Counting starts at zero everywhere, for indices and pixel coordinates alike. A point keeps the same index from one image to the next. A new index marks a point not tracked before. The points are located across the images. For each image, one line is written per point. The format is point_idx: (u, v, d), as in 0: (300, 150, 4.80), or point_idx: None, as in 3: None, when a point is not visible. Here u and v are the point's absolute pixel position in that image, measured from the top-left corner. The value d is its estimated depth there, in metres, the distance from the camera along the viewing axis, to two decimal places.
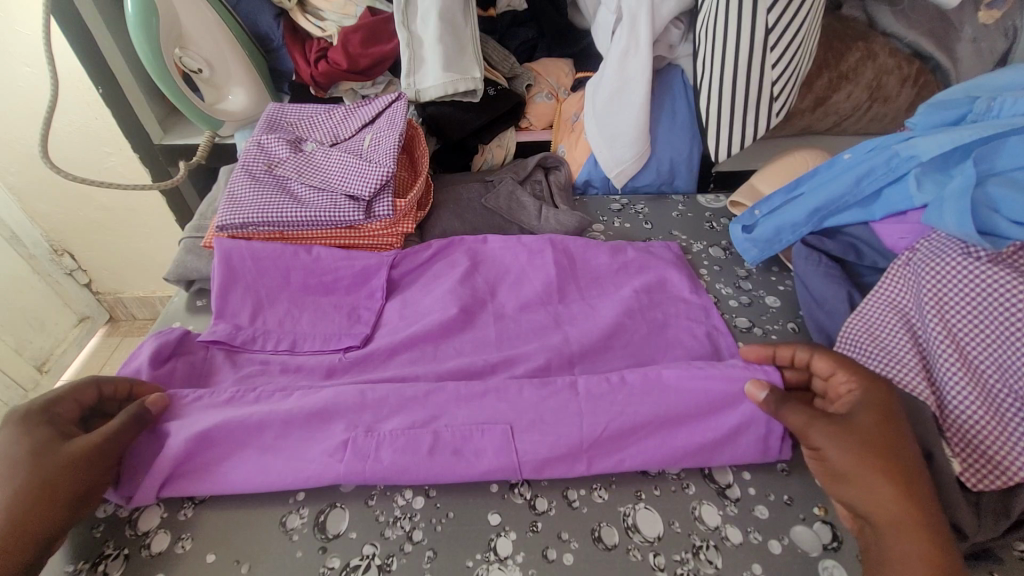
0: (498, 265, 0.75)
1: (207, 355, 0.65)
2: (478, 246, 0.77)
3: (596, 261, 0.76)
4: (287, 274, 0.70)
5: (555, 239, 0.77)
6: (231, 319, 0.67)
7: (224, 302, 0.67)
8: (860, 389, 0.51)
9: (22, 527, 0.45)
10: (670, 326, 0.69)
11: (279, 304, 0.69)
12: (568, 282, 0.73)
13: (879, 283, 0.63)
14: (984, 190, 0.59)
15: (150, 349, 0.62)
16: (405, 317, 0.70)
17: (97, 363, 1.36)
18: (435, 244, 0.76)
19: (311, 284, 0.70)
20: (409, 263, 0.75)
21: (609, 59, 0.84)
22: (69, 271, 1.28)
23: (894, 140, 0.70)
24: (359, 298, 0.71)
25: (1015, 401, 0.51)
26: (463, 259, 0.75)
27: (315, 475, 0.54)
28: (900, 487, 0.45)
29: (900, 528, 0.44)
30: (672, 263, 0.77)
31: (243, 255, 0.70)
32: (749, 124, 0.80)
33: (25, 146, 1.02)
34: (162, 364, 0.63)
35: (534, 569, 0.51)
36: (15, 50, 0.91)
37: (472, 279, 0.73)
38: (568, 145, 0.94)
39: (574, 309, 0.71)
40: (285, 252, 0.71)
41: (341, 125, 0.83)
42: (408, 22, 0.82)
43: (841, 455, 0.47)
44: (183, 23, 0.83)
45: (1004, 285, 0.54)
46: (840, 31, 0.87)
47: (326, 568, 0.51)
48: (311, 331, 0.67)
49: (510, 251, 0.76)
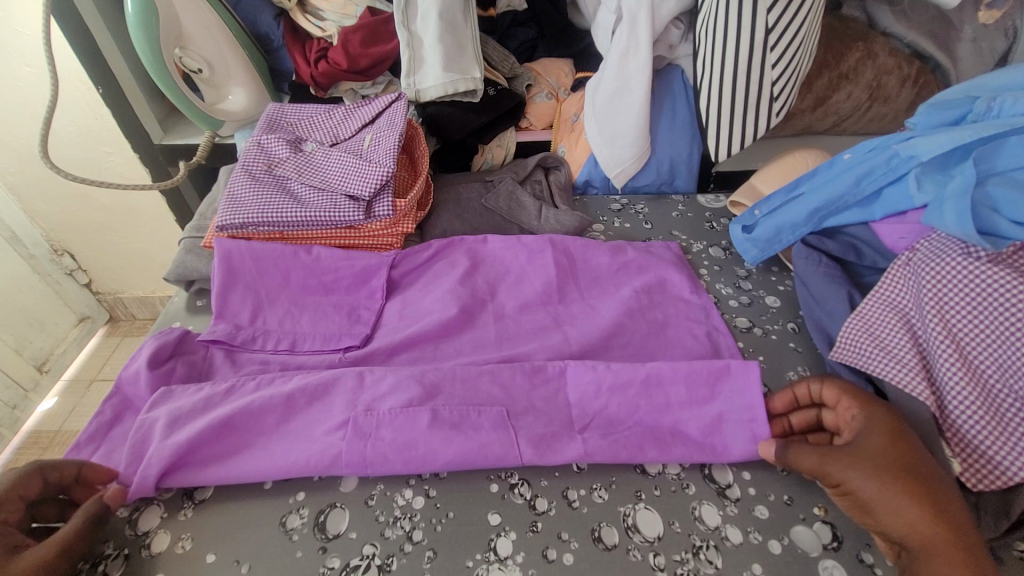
0: (498, 264, 0.75)
1: (208, 355, 0.66)
2: (478, 246, 0.77)
3: (596, 262, 0.76)
4: (287, 275, 0.70)
5: (555, 239, 0.77)
6: (231, 319, 0.67)
7: (224, 302, 0.67)
8: (865, 415, 0.52)
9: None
10: (670, 327, 0.69)
11: (279, 304, 0.69)
12: (568, 282, 0.73)
13: (880, 283, 0.63)
14: (984, 190, 0.59)
15: (150, 349, 0.62)
16: (405, 317, 0.70)
17: (97, 364, 1.36)
18: (436, 244, 0.76)
19: (311, 284, 0.70)
20: (409, 262, 0.75)
21: (609, 59, 0.84)
22: (69, 271, 1.28)
23: (894, 139, 0.70)
24: (359, 297, 0.71)
25: (1015, 400, 0.51)
26: (463, 259, 0.75)
27: (317, 468, 0.54)
28: (928, 508, 0.45)
29: (937, 550, 0.44)
30: (675, 265, 0.77)
31: (243, 254, 0.70)
32: (749, 123, 0.80)
33: (25, 146, 1.02)
34: (161, 364, 0.63)
35: (534, 569, 0.51)
36: (15, 50, 0.91)
37: (472, 279, 0.73)
38: (568, 145, 0.94)
39: (574, 309, 0.71)
40: (285, 251, 0.71)
41: (340, 125, 0.83)
42: (408, 22, 0.82)
43: (866, 484, 0.47)
44: (183, 22, 0.83)
45: (1004, 285, 0.54)
46: (840, 32, 0.87)
47: (326, 569, 0.51)
48: (311, 331, 0.67)
49: (510, 250, 0.76)
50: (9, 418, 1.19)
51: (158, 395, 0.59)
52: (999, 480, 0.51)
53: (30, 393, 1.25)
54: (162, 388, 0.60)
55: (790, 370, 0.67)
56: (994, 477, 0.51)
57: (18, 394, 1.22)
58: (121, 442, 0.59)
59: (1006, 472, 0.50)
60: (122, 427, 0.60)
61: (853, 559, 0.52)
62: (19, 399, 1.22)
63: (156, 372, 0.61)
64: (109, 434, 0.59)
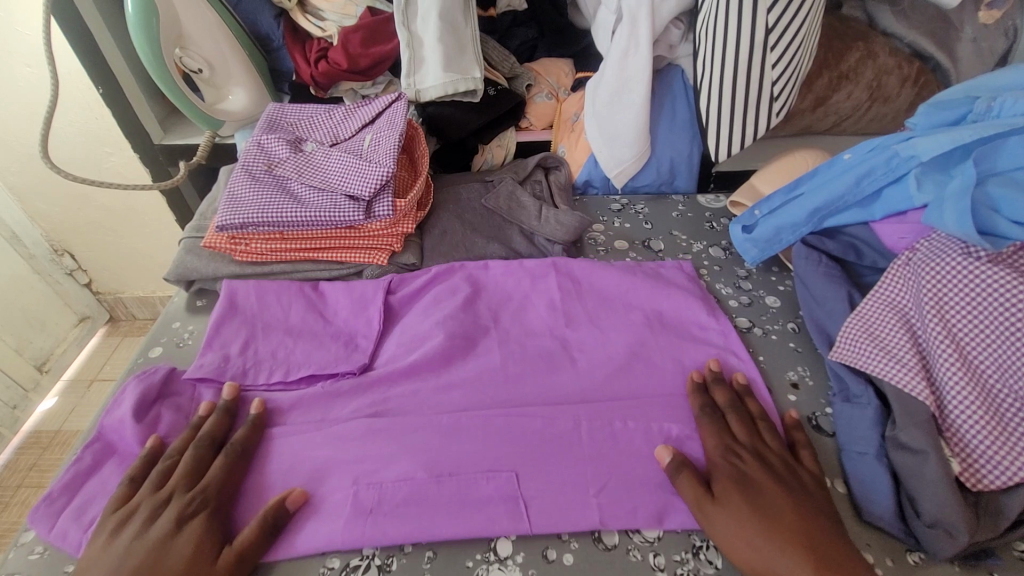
0: (500, 291, 0.73)
1: (195, 394, 0.63)
2: (479, 273, 0.75)
3: (601, 283, 0.74)
4: (286, 309, 0.70)
5: (558, 262, 0.75)
6: (220, 350, 0.66)
7: (217, 334, 0.67)
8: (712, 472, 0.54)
9: None
10: (680, 349, 0.67)
11: (272, 336, 0.67)
12: (572, 304, 0.72)
13: (879, 283, 0.62)
14: (984, 190, 0.59)
15: (137, 392, 0.60)
16: (405, 341, 0.67)
17: (97, 364, 1.37)
18: (435, 269, 0.74)
19: (310, 317, 0.70)
20: (409, 287, 0.73)
21: (608, 59, 0.84)
22: (69, 271, 1.28)
23: (894, 140, 0.70)
24: (358, 326, 0.69)
25: (1014, 400, 0.51)
26: (464, 285, 0.72)
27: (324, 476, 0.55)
28: None
29: None
30: (685, 286, 0.74)
31: (246, 291, 0.70)
32: (749, 124, 0.80)
33: (25, 146, 1.02)
34: (146, 411, 0.60)
35: (534, 569, 0.51)
36: (15, 50, 0.91)
37: (473, 307, 0.71)
38: (568, 145, 0.94)
39: (580, 330, 0.69)
40: (287, 287, 0.72)
41: (340, 126, 0.83)
42: (408, 22, 0.82)
43: (728, 530, 0.49)
44: (183, 23, 0.83)
45: (1004, 284, 0.54)
46: (840, 32, 0.87)
47: (326, 569, 0.51)
48: (305, 360, 0.65)
49: (512, 277, 0.74)
50: (9, 418, 1.20)
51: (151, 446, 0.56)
52: (998, 480, 0.51)
53: (30, 393, 1.25)
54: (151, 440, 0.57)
55: (790, 370, 0.68)
56: (993, 478, 0.51)
57: (18, 394, 1.22)
58: (96, 495, 0.55)
59: (1005, 472, 0.50)
60: (98, 476, 0.57)
61: None
62: (19, 398, 1.23)
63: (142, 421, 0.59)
64: (84, 484, 0.56)
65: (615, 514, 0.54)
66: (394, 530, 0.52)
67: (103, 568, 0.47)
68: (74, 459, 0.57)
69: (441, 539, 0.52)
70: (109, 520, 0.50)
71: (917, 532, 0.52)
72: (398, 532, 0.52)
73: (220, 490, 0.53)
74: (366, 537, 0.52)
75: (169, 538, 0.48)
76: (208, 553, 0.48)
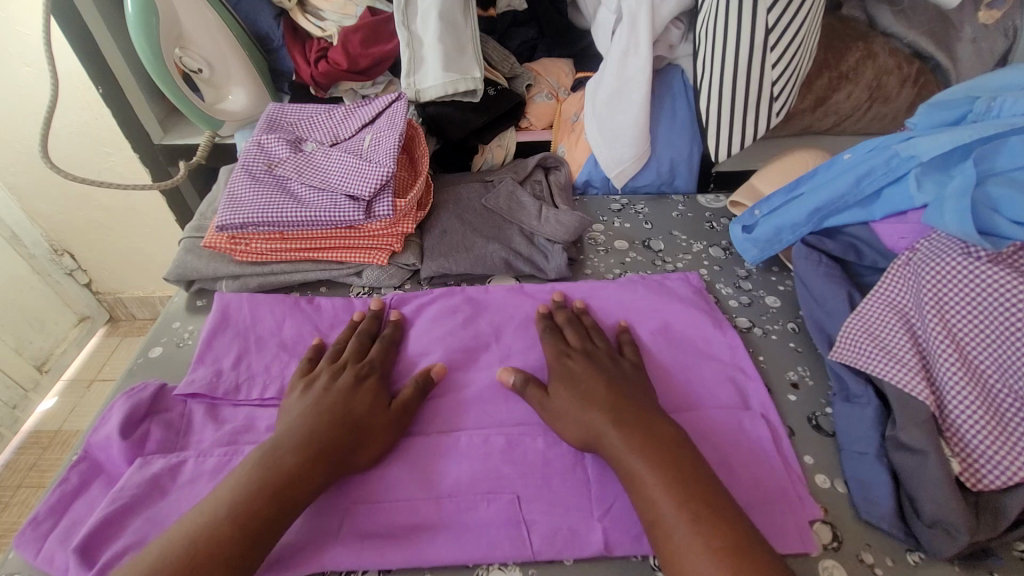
0: (501, 306, 0.73)
1: (185, 411, 0.62)
2: (480, 296, 0.74)
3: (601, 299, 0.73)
4: (281, 324, 0.70)
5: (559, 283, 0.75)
6: (212, 365, 0.65)
7: (209, 349, 0.67)
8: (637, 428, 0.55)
9: (308, 446, 0.52)
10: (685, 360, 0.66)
11: (267, 351, 0.67)
12: (571, 316, 0.71)
13: (879, 283, 0.62)
14: (984, 190, 0.59)
15: (124, 411, 0.59)
16: (402, 357, 0.67)
17: (97, 364, 1.37)
18: (437, 291, 0.75)
19: (304, 331, 0.69)
20: (409, 309, 0.73)
21: (609, 59, 0.84)
22: (69, 271, 1.28)
23: (894, 140, 0.70)
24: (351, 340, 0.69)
25: (1015, 400, 0.51)
26: (464, 306, 0.72)
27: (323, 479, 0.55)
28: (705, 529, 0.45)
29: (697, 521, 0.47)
30: (689, 300, 0.73)
31: (242, 305, 0.71)
32: (749, 124, 0.80)
33: (25, 146, 1.02)
34: (134, 428, 0.59)
35: (534, 569, 0.52)
36: (15, 50, 0.91)
37: (474, 324, 0.70)
38: (568, 146, 0.94)
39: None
40: (284, 301, 0.72)
41: (341, 125, 0.83)
42: (408, 22, 0.82)
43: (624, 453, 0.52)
44: (183, 23, 0.83)
45: (1004, 284, 0.54)
46: (840, 31, 0.87)
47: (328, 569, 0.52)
48: None
49: (512, 297, 0.74)
50: (9, 418, 1.20)
51: (134, 466, 0.55)
52: (998, 480, 0.50)
53: (30, 393, 1.25)
54: (138, 460, 0.56)
55: (790, 370, 0.68)
56: (993, 478, 0.51)
57: (18, 394, 1.22)
58: (84, 514, 0.54)
59: (1005, 472, 0.50)
60: (87, 496, 0.56)
61: (853, 560, 0.52)
62: (19, 398, 1.23)
63: (129, 440, 0.58)
64: (73, 505, 0.55)
65: (619, 537, 0.53)
66: (394, 554, 0.51)
67: (304, 406, 0.57)
68: (60, 481, 0.56)
69: (440, 564, 0.52)
70: (298, 383, 0.61)
71: (917, 532, 0.52)
72: (397, 557, 0.51)
73: (382, 364, 0.64)
74: (363, 558, 0.51)
75: (352, 389, 0.59)
76: (382, 403, 0.59)
